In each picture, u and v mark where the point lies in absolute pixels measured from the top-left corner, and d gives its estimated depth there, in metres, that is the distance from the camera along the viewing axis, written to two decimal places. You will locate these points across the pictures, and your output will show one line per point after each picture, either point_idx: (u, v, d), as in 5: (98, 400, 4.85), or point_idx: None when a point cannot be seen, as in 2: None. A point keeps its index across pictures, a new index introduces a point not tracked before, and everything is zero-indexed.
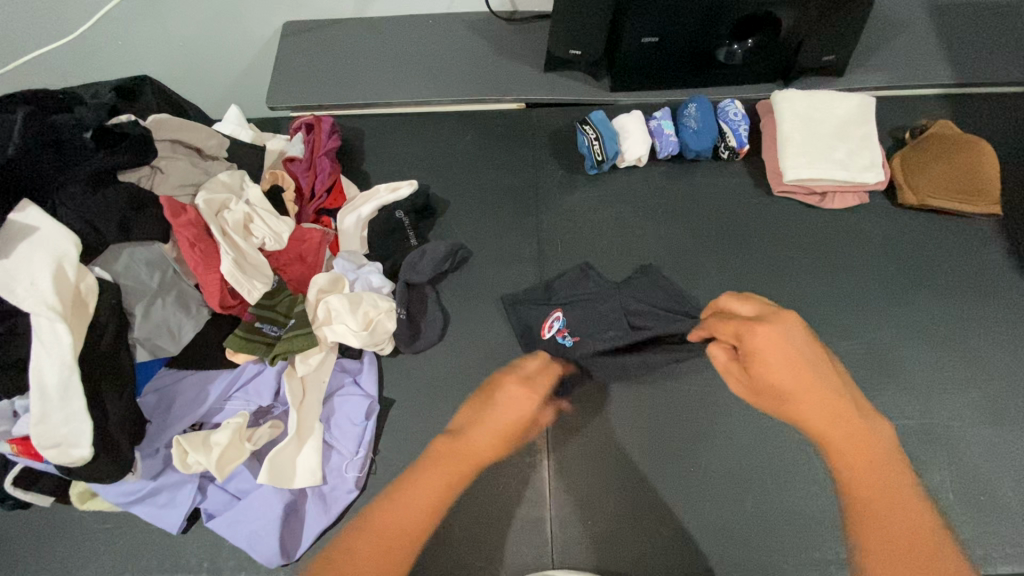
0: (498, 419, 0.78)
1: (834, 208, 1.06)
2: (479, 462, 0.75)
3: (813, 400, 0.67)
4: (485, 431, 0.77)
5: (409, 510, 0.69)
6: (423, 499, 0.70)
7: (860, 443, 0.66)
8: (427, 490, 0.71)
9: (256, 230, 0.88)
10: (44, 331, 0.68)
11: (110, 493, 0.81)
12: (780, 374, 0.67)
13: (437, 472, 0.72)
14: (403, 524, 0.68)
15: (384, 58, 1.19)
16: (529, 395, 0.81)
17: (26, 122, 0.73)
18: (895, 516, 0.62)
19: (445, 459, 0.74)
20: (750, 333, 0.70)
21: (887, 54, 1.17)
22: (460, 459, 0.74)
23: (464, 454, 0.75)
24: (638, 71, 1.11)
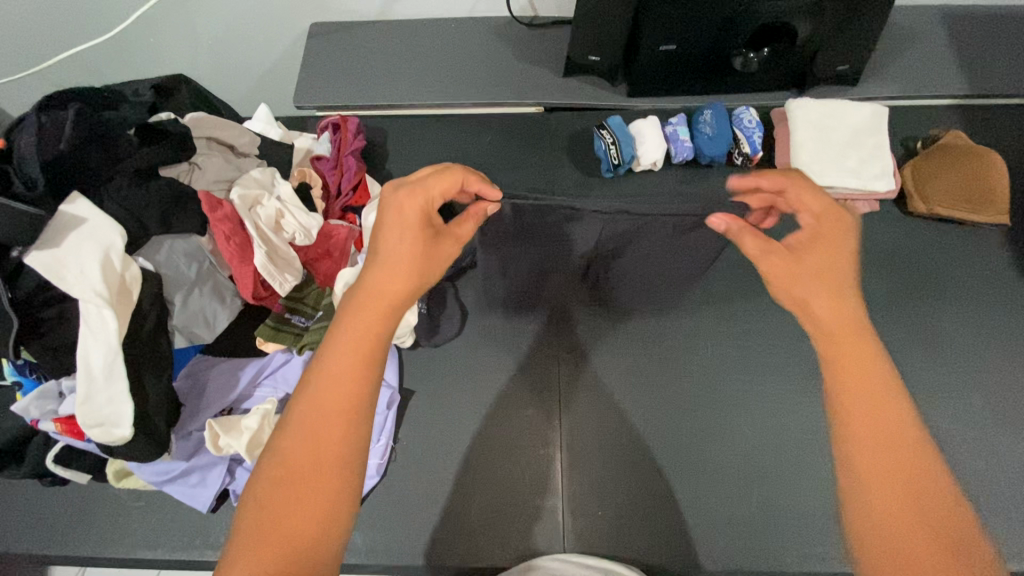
0: (392, 250, 0.54)
1: (844, 215, 1.09)
2: (387, 304, 0.52)
3: (839, 293, 0.52)
4: (380, 271, 0.53)
5: (312, 424, 0.45)
6: (334, 390, 0.47)
7: (863, 350, 0.49)
8: (338, 365, 0.48)
9: (287, 225, 0.92)
10: (91, 316, 0.72)
11: (145, 472, 0.86)
12: (834, 255, 0.53)
13: (345, 341, 0.49)
14: (325, 414, 0.46)
15: (408, 61, 1.23)
16: (412, 203, 0.55)
17: (78, 117, 0.77)
18: (886, 426, 0.46)
19: (355, 309, 0.51)
20: (809, 202, 0.56)
21: (901, 65, 1.19)
22: (362, 318, 0.50)
23: (374, 303, 0.52)
24: (654, 77, 1.14)
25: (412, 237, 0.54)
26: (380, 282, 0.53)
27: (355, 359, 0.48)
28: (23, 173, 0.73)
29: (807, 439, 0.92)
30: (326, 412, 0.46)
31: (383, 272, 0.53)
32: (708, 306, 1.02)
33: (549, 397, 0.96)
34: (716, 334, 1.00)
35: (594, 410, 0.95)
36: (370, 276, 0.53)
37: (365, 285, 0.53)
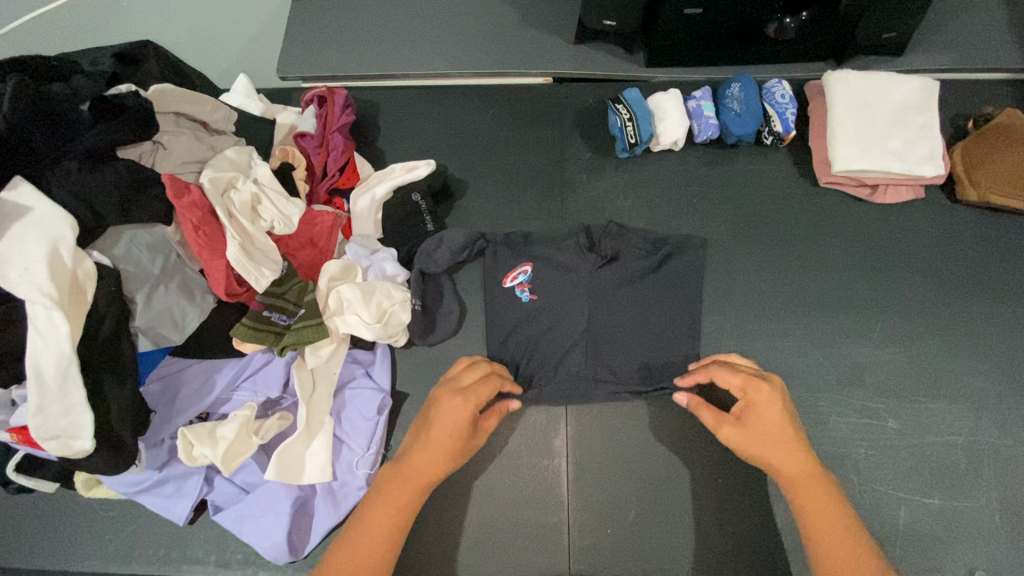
0: (434, 451, 0.72)
1: (885, 202, 0.98)
2: (425, 483, 0.71)
3: (787, 456, 0.70)
4: (426, 456, 0.72)
5: (367, 542, 0.68)
6: (382, 519, 0.69)
7: (818, 492, 0.70)
8: (374, 527, 0.69)
9: (264, 212, 0.83)
10: (40, 319, 0.64)
11: (115, 483, 0.79)
12: (771, 430, 0.71)
13: (380, 504, 0.70)
14: (363, 550, 0.68)
15: (403, 26, 1.12)
16: (463, 405, 0.73)
17: (16, 91, 0.67)
18: (832, 529, 0.68)
19: (380, 495, 0.71)
20: (756, 390, 0.74)
21: (954, 31, 1.06)
22: (408, 478, 0.71)
23: (411, 482, 0.71)
24: (676, 45, 1.02)
25: (444, 460, 0.72)
26: (410, 464, 0.72)
27: (394, 524, 0.70)
28: None
29: (839, 454, 0.83)
30: (373, 532, 0.69)
31: (435, 435, 0.72)
32: (733, 304, 0.93)
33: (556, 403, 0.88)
34: (741, 336, 0.91)
35: (604, 419, 0.87)
36: (414, 459, 0.72)
37: (406, 467, 0.72)
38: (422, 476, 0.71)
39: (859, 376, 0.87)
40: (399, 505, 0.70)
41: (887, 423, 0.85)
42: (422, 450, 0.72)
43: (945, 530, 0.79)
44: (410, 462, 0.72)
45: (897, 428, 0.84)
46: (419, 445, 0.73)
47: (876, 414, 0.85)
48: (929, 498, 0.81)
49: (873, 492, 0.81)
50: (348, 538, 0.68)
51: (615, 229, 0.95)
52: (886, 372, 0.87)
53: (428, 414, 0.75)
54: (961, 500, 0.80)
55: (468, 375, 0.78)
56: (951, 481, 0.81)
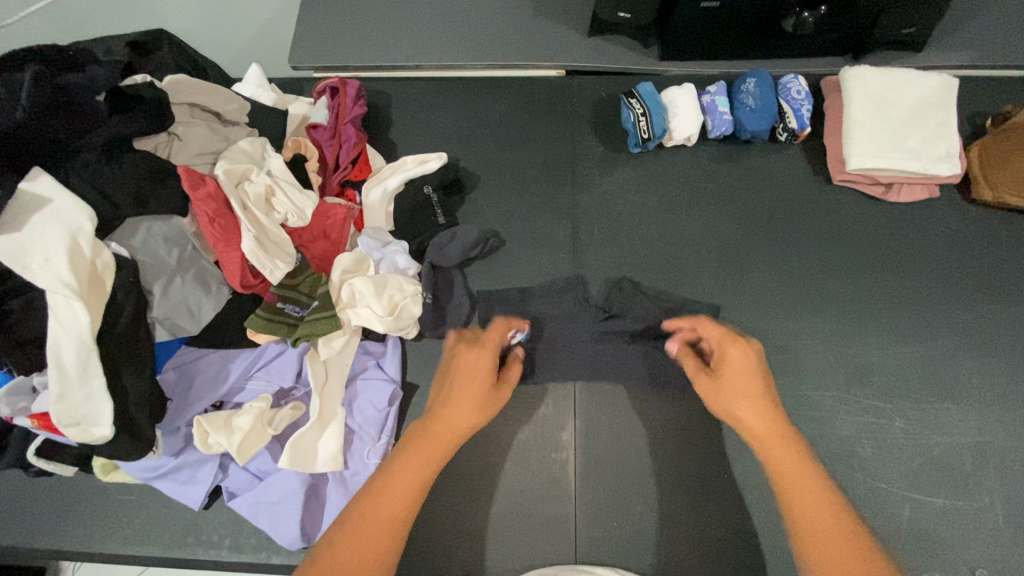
0: (469, 395, 0.68)
1: (899, 201, 0.97)
2: (456, 439, 0.65)
3: (754, 410, 0.63)
4: (456, 407, 0.67)
5: (387, 504, 0.58)
6: (412, 468, 0.61)
7: (797, 462, 0.60)
8: (399, 482, 0.60)
9: (278, 205, 0.83)
10: (61, 309, 0.65)
11: (133, 468, 0.81)
12: (743, 382, 0.65)
13: (408, 459, 0.62)
14: (386, 514, 0.57)
15: (415, 16, 1.11)
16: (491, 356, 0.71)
17: (35, 83, 0.68)
18: (806, 497, 0.58)
19: (410, 446, 0.63)
20: (728, 346, 0.68)
21: (974, 27, 1.04)
22: (438, 433, 0.65)
23: (440, 434, 0.65)
24: (691, 39, 1.01)
25: (473, 409, 0.67)
26: (445, 415, 0.66)
27: (419, 479, 0.61)
28: None
29: (845, 452, 0.84)
30: (400, 476, 0.60)
31: (464, 381, 0.69)
32: (743, 302, 0.92)
33: (564, 397, 0.89)
34: (751, 333, 0.91)
35: (611, 414, 0.87)
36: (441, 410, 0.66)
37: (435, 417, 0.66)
38: (459, 427, 0.65)
39: (867, 375, 0.88)
40: (434, 454, 0.63)
41: (894, 422, 0.85)
42: (450, 402, 0.67)
43: (948, 529, 0.80)
44: (441, 413, 0.66)
45: (903, 427, 0.85)
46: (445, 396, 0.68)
47: (883, 413, 0.85)
48: (934, 497, 0.81)
49: (877, 491, 0.82)
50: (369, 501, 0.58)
51: (613, 252, 0.96)
52: (894, 372, 0.88)
53: (451, 371, 0.70)
54: (966, 500, 0.81)
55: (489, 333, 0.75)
56: (956, 481, 0.82)
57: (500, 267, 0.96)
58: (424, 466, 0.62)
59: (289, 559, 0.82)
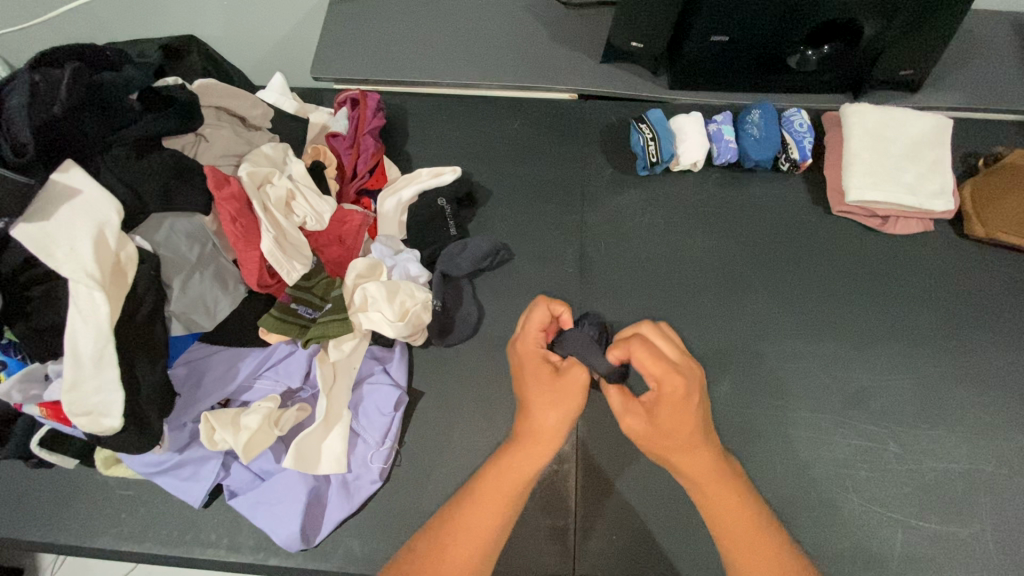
0: (572, 398, 0.71)
1: (895, 233, 1.01)
2: (549, 442, 0.71)
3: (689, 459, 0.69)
4: (553, 411, 0.71)
5: (484, 510, 0.68)
6: (510, 483, 0.69)
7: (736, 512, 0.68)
8: (507, 481, 0.69)
9: (298, 208, 0.86)
10: (81, 298, 0.66)
11: (134, 462, 0.80)
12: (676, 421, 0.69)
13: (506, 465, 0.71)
14: (483, 522, 0.67)
15: (435, 35, 1.15)
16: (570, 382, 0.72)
17: (74, 77, 0.69)
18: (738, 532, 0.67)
19: (514, 453, 0.71)
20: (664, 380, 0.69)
21: (968, 73, 1.10)
22: (531, 443, 0.71)
23: (535, 445, 0.71)
24: (699, 70, 1.06)
25: (564, 420, 0.71)
26: (539, 422, 0.72)
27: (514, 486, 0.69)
28: (11, 135, 0.66)
29: (840, 474, 0.85)
30: (495, 500, 0.68)
31: (564, 394, 0.72)
32: (743, 322, 0.95)
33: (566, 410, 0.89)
34: (751, 354, 0.93)
35: (609, 424, 0.88)
36: (538, 422, 0.72)
37: (532, 424, 0.72)
38: (556, 436, 0.71)
39: (862, 401, 0.90)
40: (536, 464, 0.70)
41: (888, 447, 0.87)
42: (549, 404, 0.72)
43: (940, 555, 0.81)
44: (534, 419, 0.72)
45: (896, 452, 0.87)
46: (550, 399, 0.72)
47: (877, 438, 0.87)
48: (925, 522, 0.83)
49: (872, 514, 0.83)
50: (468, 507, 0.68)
51: (619, 268, 0.99)
52: (887, 398, 0.90)
53: (554, 396, 0.72)
54: (957, 526, 0.82)
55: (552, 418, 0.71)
56: (948, 507, 0.83)
57: (508, 280, 0.99)
58: (526, 477, 0.70)
59: (287, 561, 0.81)
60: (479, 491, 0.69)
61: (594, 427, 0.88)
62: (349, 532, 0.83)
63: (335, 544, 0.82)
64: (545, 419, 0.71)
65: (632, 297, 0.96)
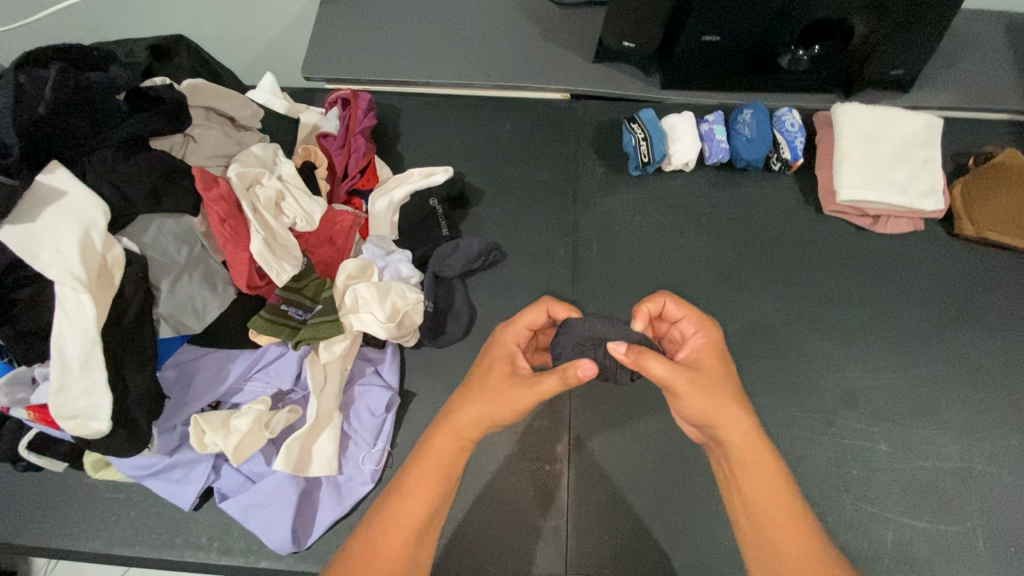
0: (492, 386, 0.69)
1: (886, 232, 1.01)
2: (471, 433, 0.69)
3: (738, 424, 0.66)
4: (475, 401, 0.69)
5: (409, 506, 0.66)
6: (428, 471, 0.67)
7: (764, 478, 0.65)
8: (430, 474, 0.67)
9: (287, 209, 0.85)
10: (67, 301, 0.66)
11: (124, 466, 0.80)
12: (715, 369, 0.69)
13: (431, 456, 0.68)
14: (409, 518, 0.65)
15: (427, 35, 1.15)
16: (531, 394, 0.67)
17: (59, 78, 0.69)
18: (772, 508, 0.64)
19: (434, 441, 0.69)
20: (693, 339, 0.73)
21: (958, 72, 1.10)
22: (451, 434, 0.69)
23: (456, 435, 0.69)
24: (691, 70, 1.06)
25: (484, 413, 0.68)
26: (460, 412, 0.69)
27: (438, 479, 0.67)
28: None
29: (832, 474, 0.85)
30: (416, 491, 0.67)
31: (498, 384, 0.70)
32: (735, 321, 0.95)
33: (559, 410, 0.89)
34: (743, 353, 0.93)
35: (601, 424, 0.88)
36: (461, 412, 0.69)
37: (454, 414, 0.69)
38: (475, 425, 0.69)
39: (854, 399, 0.90)
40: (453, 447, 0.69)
41: (879, 445, 0.87)
42: (470, 396, 0.70)
43: (931, 552, 0.81)
44: (455, 409, 0.70)
45: (888, 451, 0.87)
46: (474, 391, 0.70)
47: (869, 437, 0.88)
48: (916, 520, 0.83)
49: (862, 512, 0.83)
50: (394, 503, 0.66)
51: (612, 267, 0.99)
52: (879, 397, 0.90)
53: (479, 387, 0.70)
54: (947, 524, 0.83)
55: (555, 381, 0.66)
56: (939, 505, 0.84)
57: (500, 280, 0.98)
58: (444, 461, 0.68)
59: (278, 564, 0.81)
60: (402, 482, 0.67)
61: (587, 426, 0.88)
62: (341, 534, 0.82)
63: (326, 546, 0.82)
64: (515, 396, 0.67)
65: (625, 297, 0.96)
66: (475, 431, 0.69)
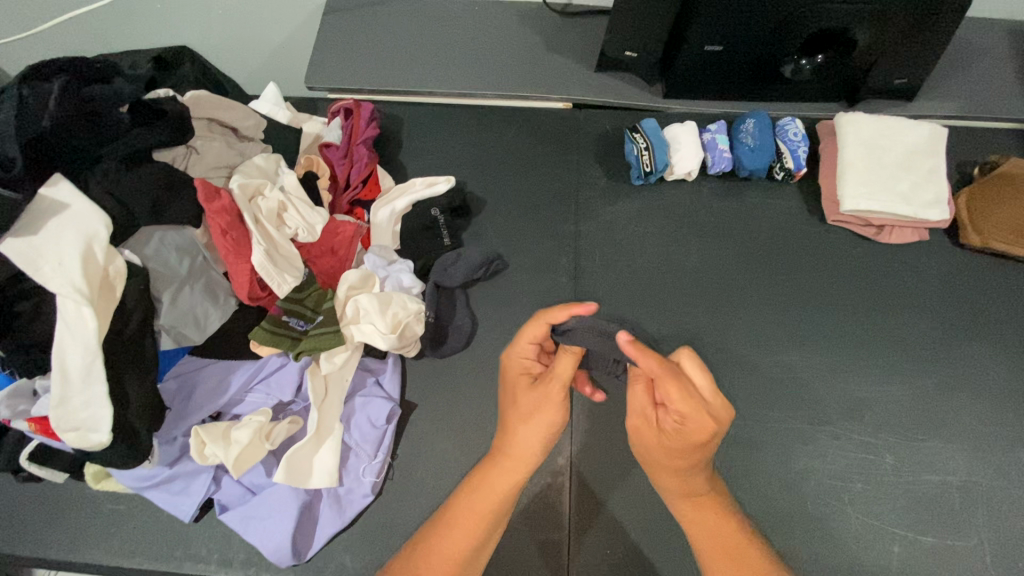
0: (540, 409, 0.71)
1: (890, 242, 1.01)
2: (529, 461, 0.71)
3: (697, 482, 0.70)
4: (533, 428, 0.71)
5: (456, 536, 0.69)
6: (484, 506, 0.70)
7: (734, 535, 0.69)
8: (482, 502, 0.70)
9: (290, 220, 0.85)
10: (69, 313, 0.66)
11: (124, 477, 0.80)
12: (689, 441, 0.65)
13: (486, 484, 0.71)
14: (458, 546, 0.68)
15: (429, 44, 1.15)
16: (559, 387, 0.71)
17: (62, 91, 0.70)
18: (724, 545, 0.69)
19: (494, 468, 0.72)
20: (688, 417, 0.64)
21: (962, 81, 1.10)
22: (512, 462, 0.71)
23: (518, 463, 0.71)
24: (694, 79, 1.06)
25: (544, 439, 0.71)
26: (516, 440, 0.72)
27: (491, 509, 0.70)
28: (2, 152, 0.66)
29: (836, 487, 0.85)
30: (459, 532, 0.69)
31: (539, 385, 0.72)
32: (739, 333, 0.94)
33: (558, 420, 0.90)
34: (747, 365, 0.92)
35: (604, 437, 0.88)
36: (521, 435, 0.71)
37: (516, 438, 0.72)
38: (533, 455, 0.71)
39: (859, 411, 0.89)
40: (509, 485, 0.71)
41: (885, 459, 0.86)
42: (526, 422, 0.71)
43: (937, 568, 0.80)
44: (516, 438, 0.72)
45: (894, 464, 0.86)
46: (528, 408, 0.72)
47: (874, 450, 0.87)
48: (922, 535, 0.82)
49: (867, 526, 0.82)
50: (440, 534, 0.69)
51: (614, 278, 0.98)
52: (884, 409, 0.89)
53: (527, 410, 0.72)
54: (954, 539, 0.82)
55: (568, 365, 0.71)
56: (945, 519, 0.83)
57: (501, 290, 0.98)
58: (499, 498, 0.71)
59: None
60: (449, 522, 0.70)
61: (589, 437, 0.88)
62: (341, 547, 0.82)
63: (327, 559, 0.81)
64: (551, 387, 0.71)
65: (627, 307, 0.96)
66: (535, 460, 0.71)
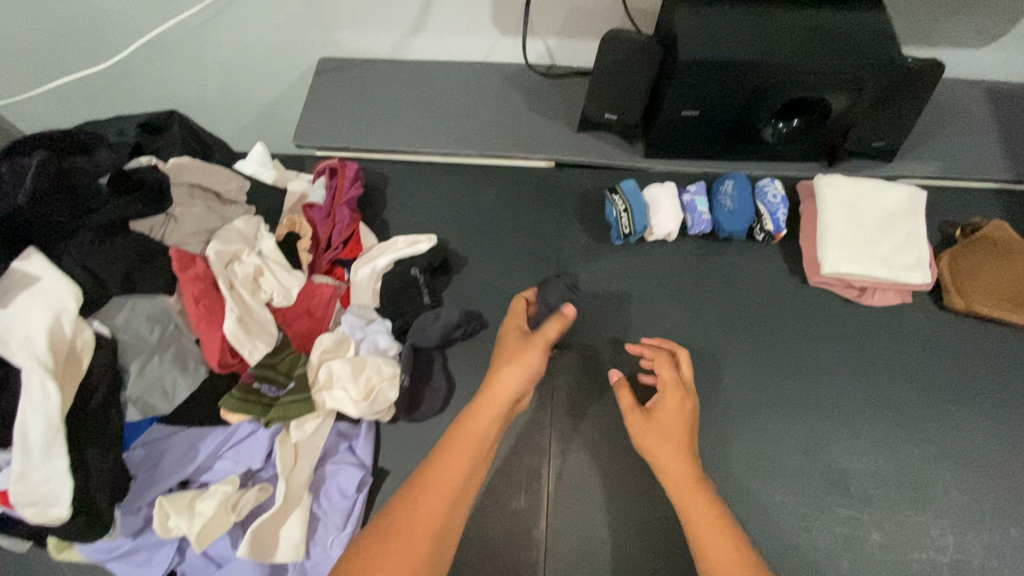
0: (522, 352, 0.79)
1: (873, 305, 1.00)
2: (510, 399, 0.75)
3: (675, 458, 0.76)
4: (515, 367, 0.77)
5: (447, 466, 0.69)
6: (474, 437, 0.72)
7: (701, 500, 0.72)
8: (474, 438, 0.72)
9: (265, 285, 0.86)
10: (32, 388, 0.66)
11: (87, 549, 0.78)
12: (673, 418, 0.80)
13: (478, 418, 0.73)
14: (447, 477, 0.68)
15: (416, 104, 1.17)
16: (538, 344, 0.80)
17: (40, 167, 0.71)
18: (703, 515, 0.71)
19: (475, 420, 0.74)
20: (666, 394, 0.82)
21: (943, 142, 1.11)
22: (493, 401, 0.75)
23: (498, 394, 0.75)
24: (676, 140, 1.07)
25: (520, 368, 0.77)
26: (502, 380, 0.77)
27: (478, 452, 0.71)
28: None
29: (818, 564, 0.82)
30: (462, 462, 0.70)
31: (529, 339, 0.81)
32: (720, 397, 0.92)
33: (533, 487, 0.88)
34: (728, 432, 0.90)
35: (579, 508, 0.86)
36: (504, 368, 0.77)
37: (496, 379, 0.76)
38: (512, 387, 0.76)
39: (843, 483, 0.87)
40: (496, 419, 0.74)
41: (871, 535, 0.83)
42: (511, 359, 0.78)
43: None
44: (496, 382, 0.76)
45: (880, 541, 0.83)
46: (509, 359, 0.79)
47: (859, 525, 0.84)
48: None
49: None
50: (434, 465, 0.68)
51: (594, 339, 0.97)
52: (870, 481, 0.87)
53: (509, 357, 0.79)
54: None
55: (554, 327, 0.82)
56: None
57: (480, 351, 0.97)
58: (488, 430, 0.73)
59: None
60: (428, 491, 0.67)
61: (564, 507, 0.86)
62: None
63: None
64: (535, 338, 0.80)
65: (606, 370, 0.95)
66: (516, 391, 0.76)
